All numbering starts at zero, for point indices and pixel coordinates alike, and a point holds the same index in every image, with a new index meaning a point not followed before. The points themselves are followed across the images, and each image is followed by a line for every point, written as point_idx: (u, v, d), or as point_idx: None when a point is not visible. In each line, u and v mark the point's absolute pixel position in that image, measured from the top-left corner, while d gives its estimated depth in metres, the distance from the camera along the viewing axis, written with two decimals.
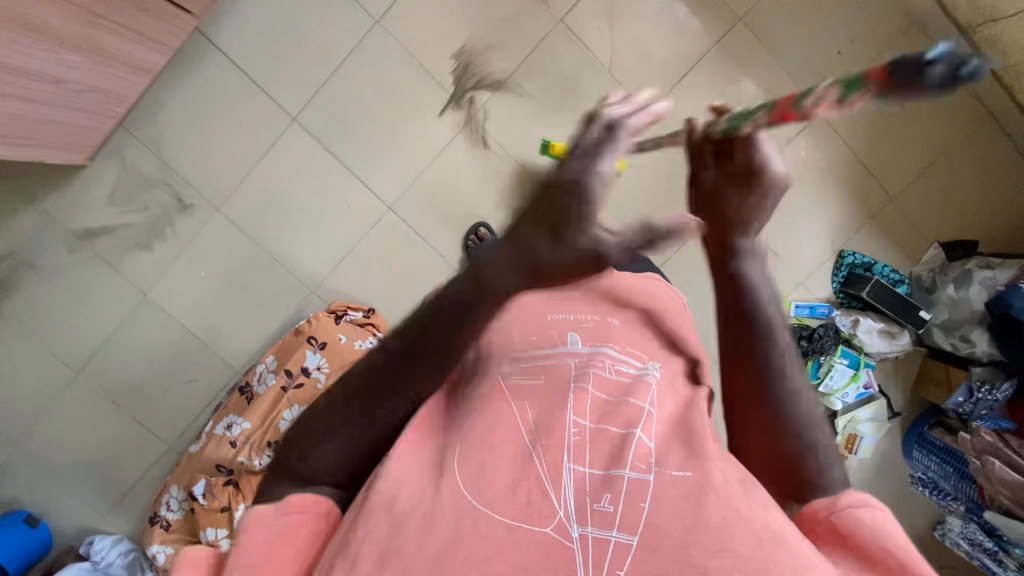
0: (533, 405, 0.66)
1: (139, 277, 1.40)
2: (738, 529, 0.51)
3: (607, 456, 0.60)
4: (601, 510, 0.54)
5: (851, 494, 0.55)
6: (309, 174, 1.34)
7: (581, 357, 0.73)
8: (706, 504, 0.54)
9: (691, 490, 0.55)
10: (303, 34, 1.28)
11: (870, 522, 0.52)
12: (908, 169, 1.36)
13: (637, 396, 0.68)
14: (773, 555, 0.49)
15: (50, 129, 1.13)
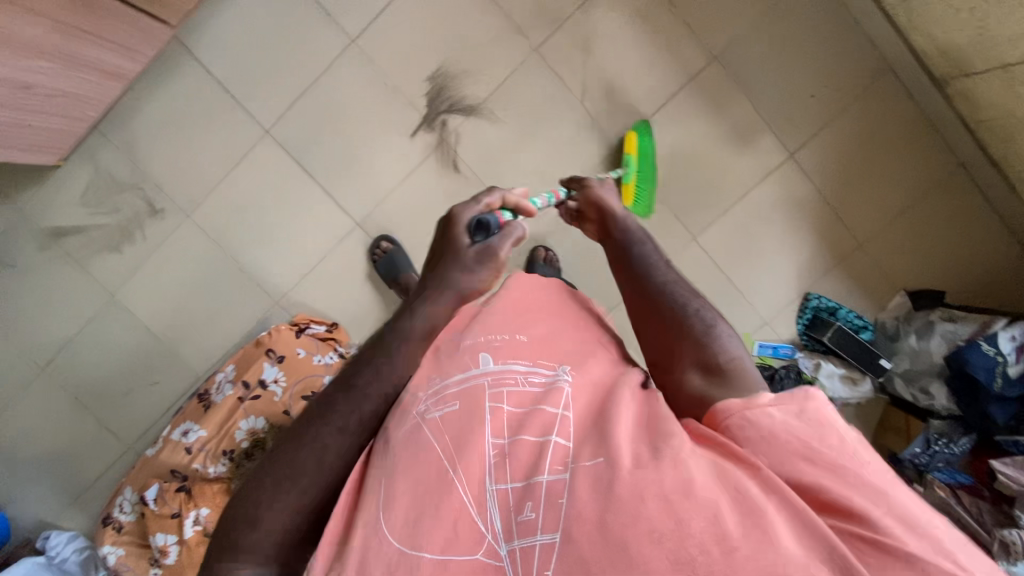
0: (446, 430, 0.64)
1: (107, 278, 1.41)
2: (651, 497, 0.52)
3: (524, 470, 0.59)
4: (526, 520, 0.55)
5: (789, 394, 0.57)
6: (279, 187, 1.35)
7: (492, 376, 0.69)
8: (614, 487, 0.53)
9: (600, 479, 0.55)
10: (279, 49, 1.29)
11: (799, 425, 0.55)
12: (877, 218, 1.36)
13: (551, 401, 0.65)
14: (687, 514, 0.50)
15: (20, 133, 1.14)
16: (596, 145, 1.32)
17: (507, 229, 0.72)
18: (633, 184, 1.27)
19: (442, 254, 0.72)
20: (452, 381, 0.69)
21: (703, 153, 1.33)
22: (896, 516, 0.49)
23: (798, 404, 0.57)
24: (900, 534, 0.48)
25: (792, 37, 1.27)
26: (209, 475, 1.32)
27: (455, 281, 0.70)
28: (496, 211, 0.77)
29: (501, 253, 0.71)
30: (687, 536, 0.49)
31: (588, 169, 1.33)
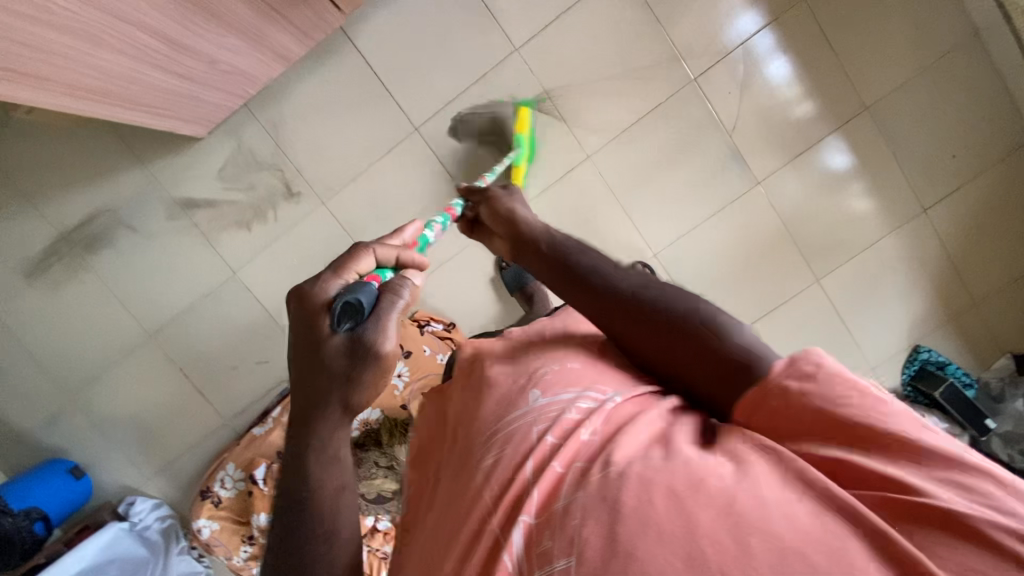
0: (494, 467, 0.54)
1: (230, 254, 1.41)
2: (657, 495, 0.44)
3: (542, 495, 0.49)
4: (544, 548, 0.46)
5: (787, 361, 0.50)
6: (418, 186, 1.36)
7: (541, 408, 0.56)
8: (619, 498, 0.45)
9: (609, 484, 0.46)
10: (440, 49, 1.29)
11: (849, 395, 0.45)
12: (996, 281, 1.39)
13: (591, 424, 0.53)
14: (691, 502, 0.43)
15: (186, 104, 1.14)
16: (736, 181, 1.35)
17: (390, 295, 0.62)
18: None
19: (316, 349, 0.59)
20: (511, 416, 0.57)
21: (838, 202, 1.36)
22: (958, 487, 0.39)
23: (807, 365, 0.48)
24: (954, 497, 0.38)
25: (942, 98, 1.31)
26: None
27: (369, 373, 0.59)
28: (365, 275, 0.68)
29: (388, 331, 0.60)
30: (696, 529, 0.41)
31: (726, 202, 1.36)
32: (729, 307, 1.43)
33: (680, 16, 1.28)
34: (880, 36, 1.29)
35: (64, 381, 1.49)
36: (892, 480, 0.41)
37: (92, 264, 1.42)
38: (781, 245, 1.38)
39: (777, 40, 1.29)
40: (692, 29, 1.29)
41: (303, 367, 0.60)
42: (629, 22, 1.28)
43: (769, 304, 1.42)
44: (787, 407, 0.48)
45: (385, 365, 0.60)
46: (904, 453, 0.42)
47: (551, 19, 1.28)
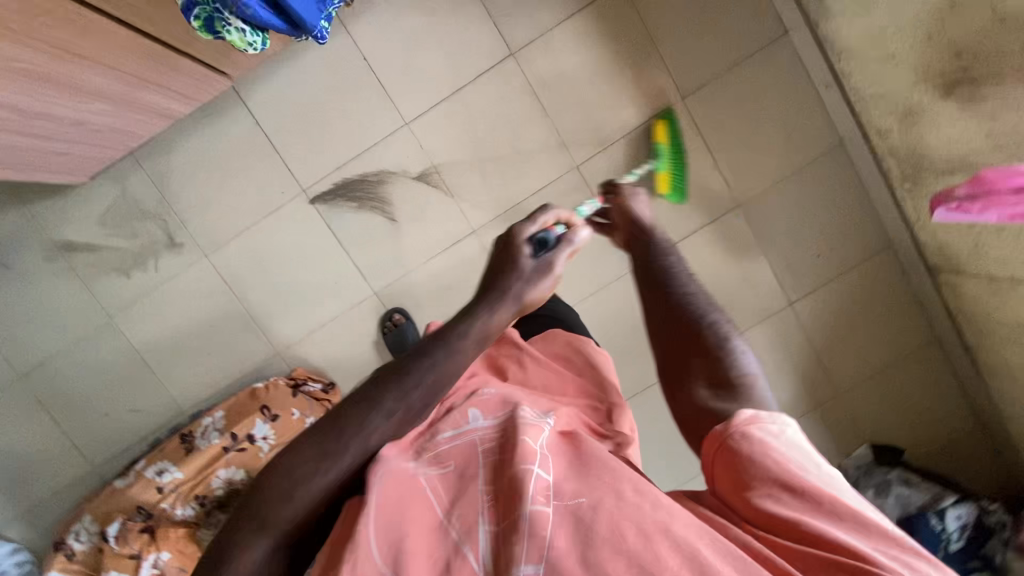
0: (436, 482, 0.58)
1: (108, 299, 1.38)
2: (627, 525, 0.52)
3: (507, 508, 0.55)
4: (511, 549, 0.52)
5: (748, 413, 0.60)
6: (304, 246, 1.37)
7: (488, 428, 0.63)
8: (592, 521, 0.53)
9: (576, 512, 0.54)
10: (332, 116, 1.32)
11: (778, 444, 0.57)
12: (857, 375, 1.47)
13: (531, 435, 0.60)
14: (656, 541, 0.51)
15: (53, 157, 1.13)
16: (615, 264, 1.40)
17: (566, 244, 0.74)
18: (667, 173, 1.25)
19: (507, 256, 0.72)
20: (444, 435, 0.63)
21: (710, 287, 1.43)
22: (869, 536, 0.51)
23: (773, 428, 0.59)
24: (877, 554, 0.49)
25: (809, 201, 1.38)
26: (176, 516, 1.32)
27: (518, 287, 0.70)
28: (552, 225, 0.76)
29: (557, 270, 0.73)
30: (671, 574, 0.49)
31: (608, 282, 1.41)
32: None
33: (568, 103, 1.33)
34: (756, 137, 1.36)
35: None
36: (847, 547, 0.50)
37: None
38: None
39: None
40: (579, 117, 1.34)
41: (491, 281, 0.71)
42: (518, 106, 1.32)
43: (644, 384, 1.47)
44: (732, 462, 0.57)
45: (545, 279, 0.72)
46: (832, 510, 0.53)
47: (443, 97, 1.32)
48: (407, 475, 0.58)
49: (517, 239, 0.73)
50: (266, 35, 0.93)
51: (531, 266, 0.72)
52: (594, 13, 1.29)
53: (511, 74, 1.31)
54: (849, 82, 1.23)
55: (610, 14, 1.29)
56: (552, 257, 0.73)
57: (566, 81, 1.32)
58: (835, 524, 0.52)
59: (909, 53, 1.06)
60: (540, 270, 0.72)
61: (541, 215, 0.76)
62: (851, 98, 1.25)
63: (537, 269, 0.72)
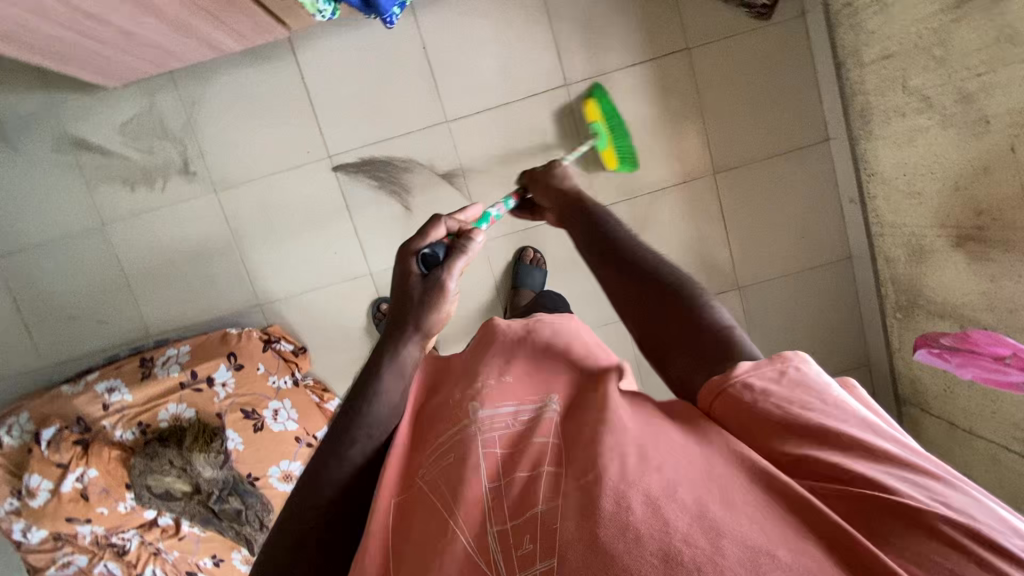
0: (447, 472, 0.56)
1: (106, 205, 1.36)
2: (634, 500, 0.47)
3: (515, 505, 0.51)
4: (525, 551, 0.47)
5: (754, 362, 0.54)
6: (314, 208, 1.37)
7: (490, 421, 0.60)
8: (597, 500, 0.48)
9: (587, 495, 0.48)
10: (377, 93, 1.32)
11: (782, 391, 0.52)
12: None
13: (541, 430, 0.58)
14: (665, 510, 0.45)
15: (94, 57, 1.12)
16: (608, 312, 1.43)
17: (460, 250, 0.77)
18: (612, 150, 1.30)
19: (404, 286, 0.75)
20: (455, 425, 0.61)
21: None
22: (893, 473, 0.45)
23: (777, 368, 0.54)
24: (900, 488, 0.43)
25: (802, 303, 1.43)
26: (113, 437, 1.31)
27: (428, 318, 0.73)
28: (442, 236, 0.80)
29: (449, 286, 0.75)
30: (674, 532, 0.44)
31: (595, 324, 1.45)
32: None
33: None
34: (772, 228, 1.38)
35: None
36: (882, 493, 0.44)
37: None
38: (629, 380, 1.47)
39: (684, 199, 1.36)
40: (612, 162, 1.35)
41: (393, 320, 0.73)
42: (557, 134, 1.33)
43: None
44: (739, 404, 0.52)
45: (439, 305, 0.73)
46: (853, 452, 0.47)
47: (489, 105, 1.32)
48: (439, 478, 0.56)
49: (411, 250, 0.77)
50: (335, 6, 0.94)
51: (440, 279, 0.74)
52: (654, 68, 1.31)
53: (560, 102, 1.32)
54: (872, 204, 1.27)
55: (668, 73, 1.31)
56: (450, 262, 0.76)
57: None
58: (861, 463, 0.46)
59: (934, 196, 1.10)
60: (442, 284, 0.74)
61: (431, 224, 0.79)
62: (869, 220, 1.30)
63: (441, 284, 0.74)
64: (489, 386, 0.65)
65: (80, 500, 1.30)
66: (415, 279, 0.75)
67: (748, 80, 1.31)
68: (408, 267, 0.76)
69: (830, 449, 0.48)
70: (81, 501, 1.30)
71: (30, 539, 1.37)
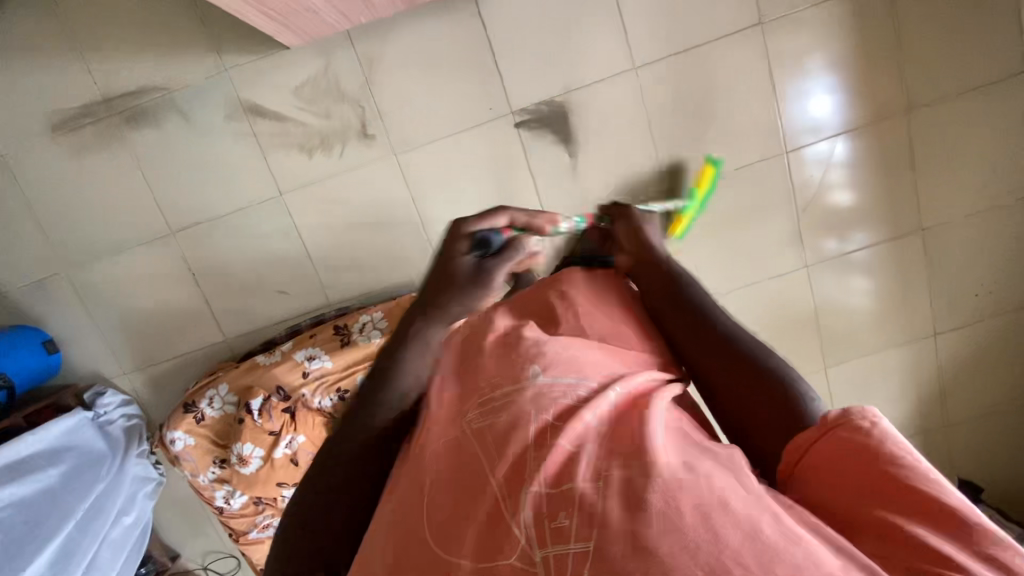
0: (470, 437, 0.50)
1: (283, 175, 1.34)
2: (683, 504, 0.38)
3: (552, 473, 0.43)
4: (559, 525, 0.40)
5: (842, 412, 0.44)
6: (493, 166, 1.34)
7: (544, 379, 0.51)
8: (641, 497, 0.40)
9: (630, 488, 0.40)
10: (562, 42, 1.27)
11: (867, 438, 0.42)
12: (971, 414, 1.52)
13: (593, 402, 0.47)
14: (717, 522, 0.37)
15: (297, 12, 1.07)
16: (786, 258, 1.42)
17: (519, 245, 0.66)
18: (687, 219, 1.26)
19: (445, 268, 0.64)
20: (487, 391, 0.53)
21: (849, 297, 1.45)
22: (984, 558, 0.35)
23: (863, 421, 0.43)
24: (984, 573, 0.34)
25: (985, 244, 1.40)
26: (314, 404, 1.32)
27: (458, 305, 0.63)
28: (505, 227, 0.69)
29: (497, 280, 0.65)
30: (723, 547, 0.36)
31: (786, 270, 1.43)
32: None
33: (795, 87, 1.30)
34: (959, 169, 1.35)
35: (58, 247, 1.38)
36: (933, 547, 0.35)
37: (128, 137, 1.32)
38: (801, 324, 1.48)
39: (854, 146, 1.34)
40: (800, 104, 1.31)
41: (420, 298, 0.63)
42: (745, 77, 1.29)
43: None
44: (847, 454, 0.42)
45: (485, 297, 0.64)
46: (926, 507, 0.38)
47: (678, 51, 1.27)
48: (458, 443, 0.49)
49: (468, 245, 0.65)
50: None
51: (491, 274, 0.65)
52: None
53: (752, 42, 1.27)
54: None
55: (865, 5, 1.25)
56: (465, 278, 0.64)
57: (801, 64, 1.28)
58: (907, 519, 0.37)
59: None
60: (486, 282, 0.64)
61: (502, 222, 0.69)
62: None
63: (484, 280, 0.64)
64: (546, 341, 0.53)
65: (290, 465, 1.33)
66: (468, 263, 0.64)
67: (948, 9, 1.26)
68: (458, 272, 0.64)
69: (910, 516, 0.38)
70: (292, 466, 1.34)
71: (232, 505, 1.40)
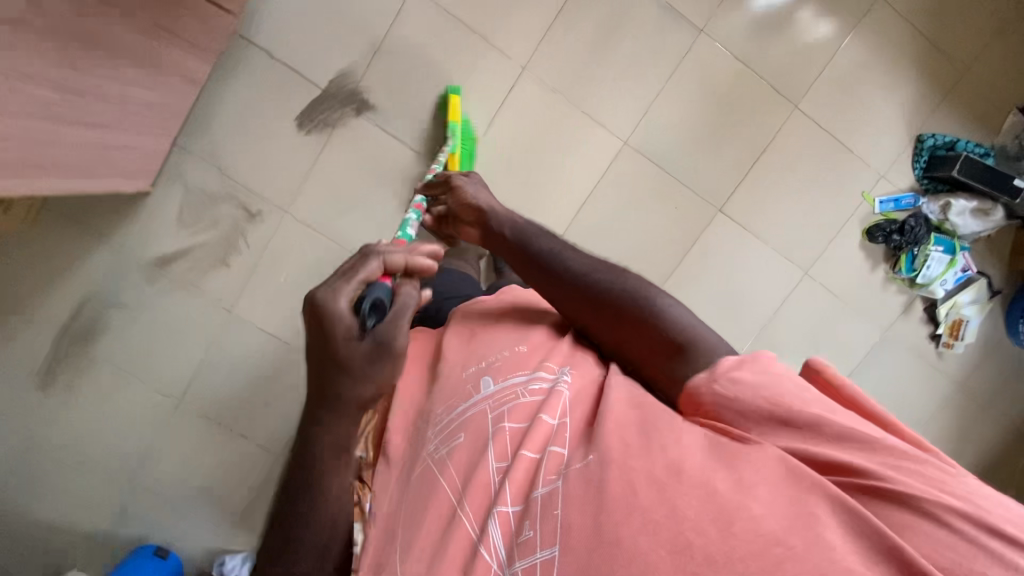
0: (456, 465, 0.64)
1: (222, 295, 1.39)
2: (640, 481, 0.54)
3: (526, 484, 0.60)
4: (527, 539, 0.56)
5: (748, 360, 0.61)
6: (369, 161, 1.34)
7: (495, 400, 0.68)
8: (604, 483, 0.55)
9: (592, 479, 0.56)
10: (340, 17, 1.27)
11: (791, 386, 0.57)
12: (979, 39, 1.38)
13: (549, 411, 0.65)
14: (674, 496, 0.52)
15: (121, 156, 1.13)
16: (679, 37, 1.31)
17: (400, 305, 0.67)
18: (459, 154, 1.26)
19: (331, 352, 0.63)
20: (456, 412, 0.69)
21: (767, 26, 1.33)
22: (905, 473, 0.49)
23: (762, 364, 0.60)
24: (909, 483, 0.48)
25: None
26: None
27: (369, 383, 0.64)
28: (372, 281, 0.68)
29: (397, 343, 0.65)
30: (683, 519, 0.50)
31: (685, 48, 1.32)
32: (718, 165, 1.38)
33: None
34: None
35: (110, 474, 1.47)
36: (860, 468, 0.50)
37: (92, 353, 1.41)
38: (743, 84, 1.35)
39: None
40: None
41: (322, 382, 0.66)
42: None
43: (756, 150, 1.38)
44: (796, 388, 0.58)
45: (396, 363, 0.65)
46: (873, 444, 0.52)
47: None
48: (435, 465, 0.66)
49: (340, 323, 0.63)
50: None
51: (388, 338, 0.64)
52: None
53: None
54: None
55: None
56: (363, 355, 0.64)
57: None
58: (845, 452, 0.52)
59: None
60: (388, 345, 0.64)
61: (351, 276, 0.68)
62: None
63: (385, 347, 0.64)
64: (508, 375, 0.70)
65: None
66: (360, 339, 0.63)
67: None
68: (348, 349, 0.63)
69: (843, 447, 0.52)
70: None
71: None
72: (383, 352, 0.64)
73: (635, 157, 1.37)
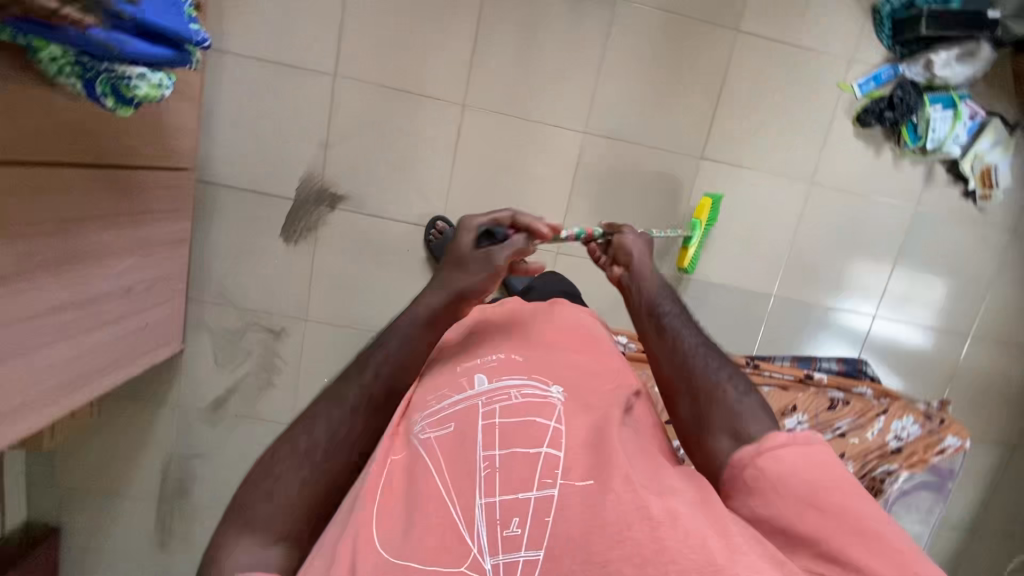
0: (445, 453, 0.66)
1: (278, 414, 1.47)
2: (631, 495, 0.58)
3: (520, 478, 0.62)
4: (512, 534, 0.58)
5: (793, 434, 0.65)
6: (359, 246, 1.38)
7: (485, 395, 0.70)
8: (602, 495, 0.58)
9: (593, 493, 0.59)
10: (282, 130, 1.32)
11: (819, 467, 0.62)
12: None
13: (543, 414, 0.68)
14: (677, 523, 0.56)
15: (145, 334, 1.22)
16: (597, 15, 1.29)
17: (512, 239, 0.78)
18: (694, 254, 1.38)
19: (451, 254, 0.79)
20: (449, 402, 0.71)
21: None
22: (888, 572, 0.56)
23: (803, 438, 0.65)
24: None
25: None
26: None
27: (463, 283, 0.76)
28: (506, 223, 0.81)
29: (499, 258, 0.76)
30: (672, 536, 0.54)
31: (608, 22, 1.30)
32: (683, 117, 1.36)
33: None
34: None
35: None
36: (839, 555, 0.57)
37: (191, 506, 1.52)
38: (677, 32, 1.32)
39: None
40: None
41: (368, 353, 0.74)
42: None
43: (716, 89, 1.35)
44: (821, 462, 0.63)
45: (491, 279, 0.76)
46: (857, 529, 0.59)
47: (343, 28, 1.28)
48: (431, 454, 0.66)
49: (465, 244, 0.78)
50: (164, 75, 0.89)
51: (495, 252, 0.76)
52: None
53: None
54: None
55: None
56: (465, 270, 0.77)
57: None
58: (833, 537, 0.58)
59: None
60: (492, 259, 0.76)
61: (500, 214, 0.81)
62: None
63: (489, 259, 0.76)
64: (509, 376, 0.73)
65: None
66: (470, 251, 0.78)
67: None
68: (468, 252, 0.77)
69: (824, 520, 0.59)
70: None
71: None
72: (478, 267, 0.76)
73: (602, 142, 1.36)
